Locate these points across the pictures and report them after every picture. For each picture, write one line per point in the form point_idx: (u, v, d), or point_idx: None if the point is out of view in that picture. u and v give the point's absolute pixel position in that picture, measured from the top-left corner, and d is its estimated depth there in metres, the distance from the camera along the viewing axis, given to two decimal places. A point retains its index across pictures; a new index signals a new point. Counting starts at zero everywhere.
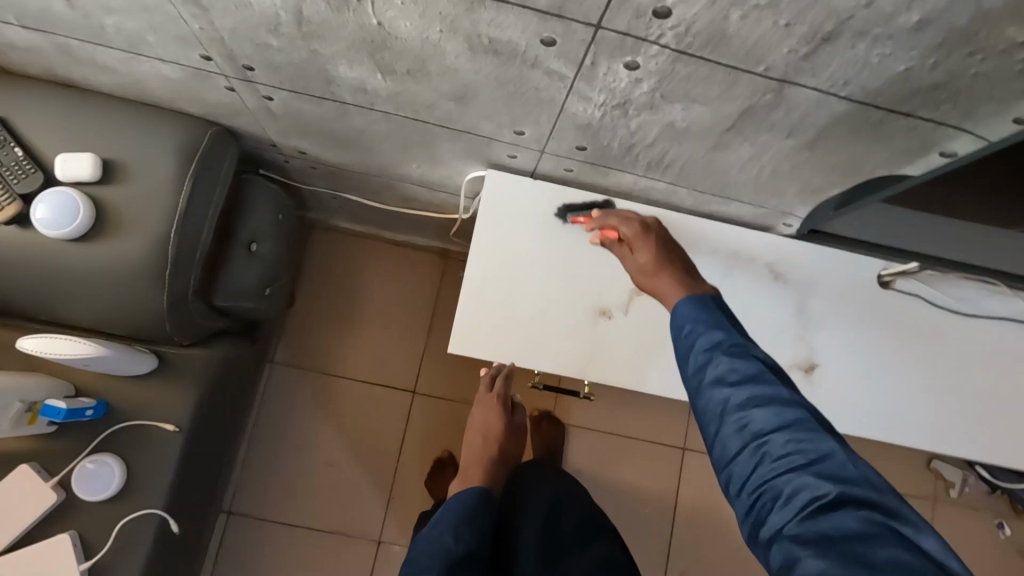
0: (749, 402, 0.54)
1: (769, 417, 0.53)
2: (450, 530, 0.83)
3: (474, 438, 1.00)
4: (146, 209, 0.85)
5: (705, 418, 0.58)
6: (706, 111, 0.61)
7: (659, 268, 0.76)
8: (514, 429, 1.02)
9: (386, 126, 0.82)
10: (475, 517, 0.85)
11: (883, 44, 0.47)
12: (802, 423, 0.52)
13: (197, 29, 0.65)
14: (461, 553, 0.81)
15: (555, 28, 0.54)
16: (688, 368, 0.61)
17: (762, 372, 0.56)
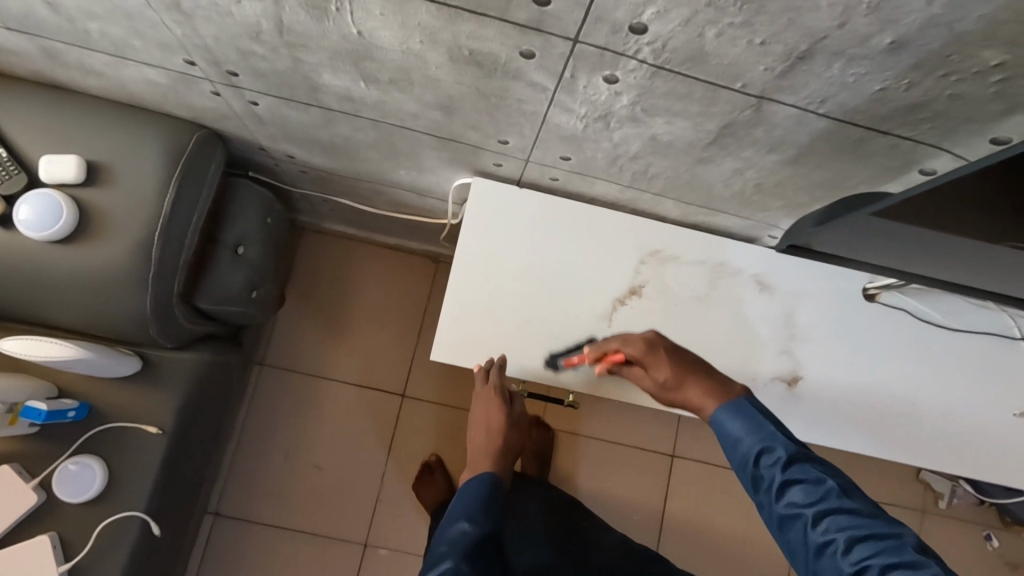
0: (831, 529, 0.53)
1: (859, 546, 0.51)
2: (465, 515, 0.79)
3: (475, 433, 0.90)
4: (131, 211, 0.85)
5: (787, 544, 0.56)
6: (687, 126, 0.61)
7: (682, 382, 0.69)
8: (516, 419, 0.92)
9: (372, 133, 0.82)
10: (489, 505, 0.81)
11: (859, 64, 0.47)
12: (888, 542, 0.51)
13: (180, 35, 0.65)
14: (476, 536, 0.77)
15: (534, 41, 0.53)
16: (752, 484, 0.59)
17: (830, 488, 0.54)
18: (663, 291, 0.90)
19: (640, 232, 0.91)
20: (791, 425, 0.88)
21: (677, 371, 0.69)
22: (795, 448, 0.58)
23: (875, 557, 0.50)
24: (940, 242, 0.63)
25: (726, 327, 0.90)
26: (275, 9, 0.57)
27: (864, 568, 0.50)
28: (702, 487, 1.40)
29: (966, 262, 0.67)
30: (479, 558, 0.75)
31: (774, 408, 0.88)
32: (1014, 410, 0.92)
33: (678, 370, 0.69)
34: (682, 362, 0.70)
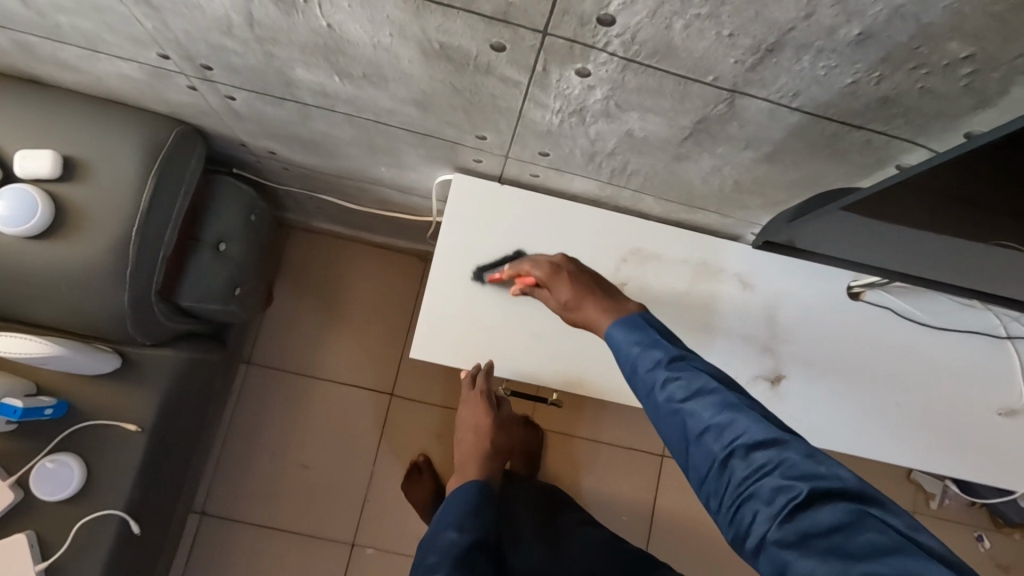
0: (705, 417, 0.53)
1: (728, 430, 0.52)
2: (454, 525, 0.82)
3: (464, 435, 0.97)
4: (108, 207, 0.84)
5: (670, 439, 0.57)
6: (661, 122, 0.61)
7: (580, 302, 0.71)
8: (503, 421, 0.99)
9: (350, 130, 0.81)
10: (477, 512, 0.84)
11: (827, 57, 0.46)
12: (756, 424, 0.51)
13: (151, 28, 0.64)
14: (467, 543, 0.79)
15: (503, 34, 0.53)
16: (638, 387, 0.60)
17: (706, 381, 0.55)
18: (645, 290, 0.89)
19: (622, 230, 0.91)
20: None
21: (580, 291, 0.72)
22: (678, 350, 0.59)
23: (742, 437, 0.51)
24: (916, 236, 0.63)
25: (709, 325, 0.89)
26: (243, 2, 0.56)
27: (732, 449, 0.51)
28: (690, 488, 1.39)
29: (944, 258, 0.66)
30: (467, 564, 0.77)
31: None
32: (999, 409, 0.91)
33: (582, 292, 0.72)
34: (586, 285, 0.73)
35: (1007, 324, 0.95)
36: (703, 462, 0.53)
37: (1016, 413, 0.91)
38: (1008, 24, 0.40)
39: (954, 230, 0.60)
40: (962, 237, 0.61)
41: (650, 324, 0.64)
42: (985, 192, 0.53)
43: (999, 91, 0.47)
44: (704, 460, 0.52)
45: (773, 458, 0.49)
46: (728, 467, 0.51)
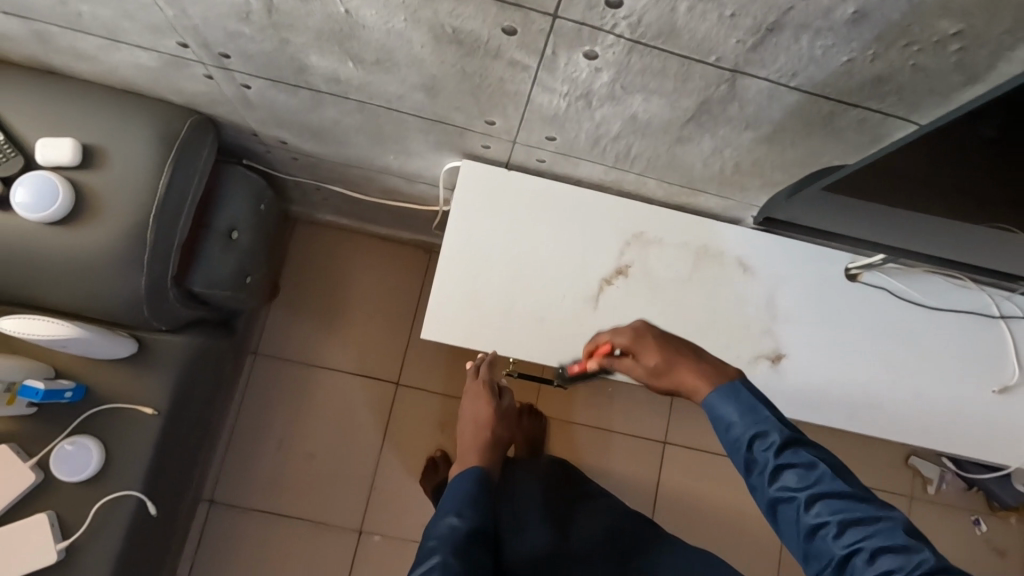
0: (825, 513, 0.54)
1: (851, 530, 0.53)
2: (452, 513, 0.80)
3: (465, 427, 0.97)
4: (126, 194, 0.86)
5: (781, 525, 0.58)
6: (665, 104, 0.63)
7: (672, 366, 0.68)
8: (504, 413, 0.99)
9: (361, 117, 0.84)
10: (478, 501, 0.83)
11: (823, 37, 0.49)
12: (881, 526, 0.53)
13: (172, 16, 0.67)
14: (466, 530, 0.78)
15: (514, 17, 0.55)
16: (744, 466, 0.60)
17: (823, 471, 0.56)
18: (647, 273, 0.92)
19: (624, 215, 0.93)
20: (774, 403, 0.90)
21: (671, 356, 0.68)
22: (788, 432, 0.59)
23: (868, 541, 0.52)
24: (906, 211, 0.66)
25: (710, 308, 0.92)
26: None
27: (855, 550, 0.53)
28: (693, 472, 1.41)
29: (938, 233, 0.69)
30: (467, 551, 0.76)
31: (758, 386, 0.90)
32: (993, 386, 0.94)
33: (675, 353, 0.68)
34: (677, 345, 0.69)
35: (1000, 303, 0.98)
36: (822, 557, 0.54)
37: (1010, 390, 0.94)
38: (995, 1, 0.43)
39: (942, 203, 0.64)
40: (949, 209, 0.65)
41: (749, 395, 0.62)
42: (970, 167, 0.57)
43: (987, 67, 0.49)
44: (823, 556, 0.54)
45: (900, 567, 0.51)
46: (850, 566, 0.53)
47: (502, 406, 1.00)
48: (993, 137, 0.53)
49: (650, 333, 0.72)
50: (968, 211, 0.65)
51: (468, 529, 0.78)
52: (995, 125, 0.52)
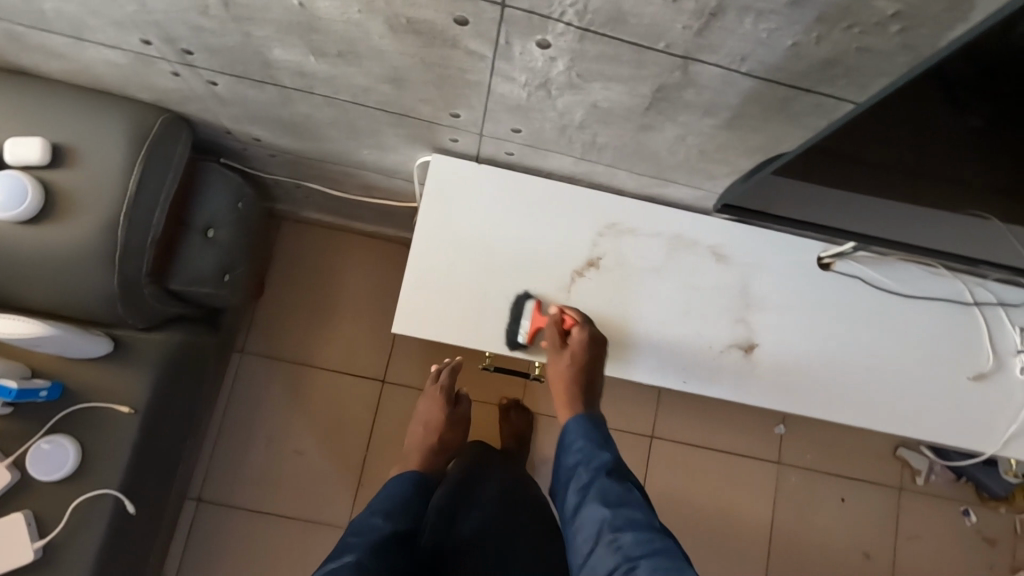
0: (621, 527, 0.73)
1: (634, 543, 0.71)
2: (375, 515, 0.86)
3: (416, 428, 1.03)
4: (95, 192, 0.87)
5: (586, 537, 0.75)
6: (623, 91, 0.63)
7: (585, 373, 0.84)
8: (456, 420, 1.04)
9: (330, 111, 0.84)
10: (408, 504, 0.89)
11: (767, 19, 0.49)
12: (659, 549, 0.71)
13: (132, 11, 0.67)
14: (388, 531, 0.83)
15: (464, 7, 0.56)
16: (577, 479, 0.80)
17: (630, 497, 0.76)
18: (621, 263, 0.92)
19: (596, 205, 0.93)
20: (747, 393, 0.90)
21: (581, 375, 0.84)
22: (617, 462, 0.80)
23: (643, 553, 0.70)
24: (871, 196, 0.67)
25: (683, 299, 0.92)
26: None
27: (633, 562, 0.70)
28: None
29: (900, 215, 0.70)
30: (384, 550, 0.81)
31: (730, 376, 0.91)
32: (968, 373, 0.94)
33: (581, 376, 0.85)
34: (586, 372, 0.85)
35: (973, 290, 0.98)
36: (605, 563, 0.71)
37: (985, 376, 0.95)
38: None
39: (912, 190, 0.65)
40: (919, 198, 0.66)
41: (596, 434, 0.83)
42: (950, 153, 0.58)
43: (931, 46, 0.49)
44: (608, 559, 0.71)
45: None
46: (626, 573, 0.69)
47: (458, 411, 1.04)
48: (978, 126, 0.53)
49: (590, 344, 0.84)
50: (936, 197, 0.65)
51: (386, 532, 0.83)
52: (981, 115, 0.52)
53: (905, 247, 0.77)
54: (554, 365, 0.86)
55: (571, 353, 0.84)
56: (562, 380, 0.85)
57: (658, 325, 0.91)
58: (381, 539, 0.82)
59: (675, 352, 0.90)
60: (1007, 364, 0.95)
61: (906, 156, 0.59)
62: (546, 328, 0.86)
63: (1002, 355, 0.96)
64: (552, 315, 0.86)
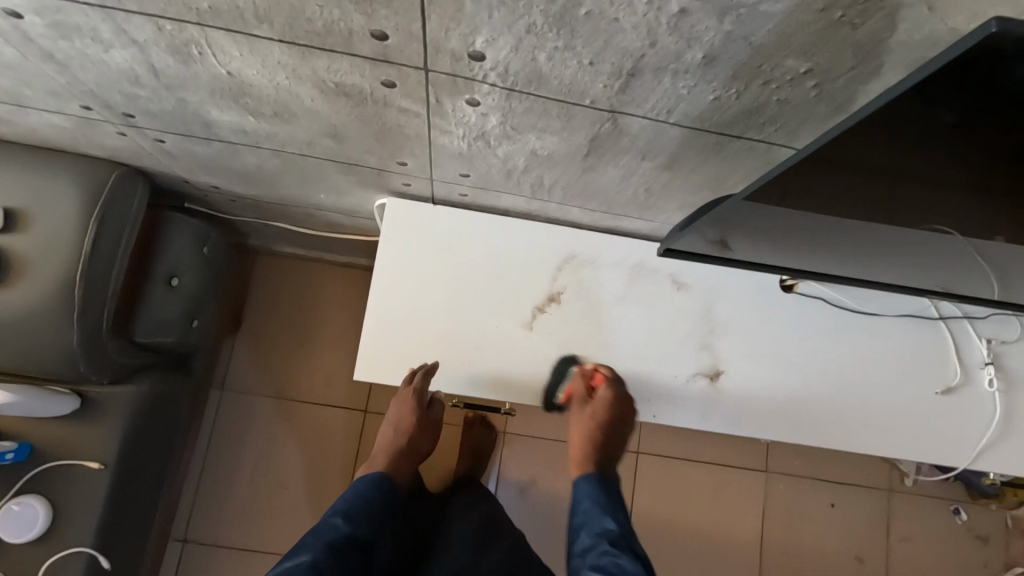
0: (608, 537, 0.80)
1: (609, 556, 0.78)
2: (333, 519, 0.83)
3: (386, 427, 0.96)
4: (50, 254, 0.87)
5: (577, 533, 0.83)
6: (558, 141, 0.63)
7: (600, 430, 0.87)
8: (429, 424, 0.97)
9: (279, 162, 0.84)
10: (368, 508, 0.87)
11: (683, 78, 0.48)
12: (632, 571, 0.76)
13: (66, 83, 0.67)
14: (345, 535, 0.82)
15: (388, 72, 0.55)
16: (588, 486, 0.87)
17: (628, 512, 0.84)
18: (581, 296, 0.92)
19: (555, 238, 0.93)
20: (714, 422, 0.90)
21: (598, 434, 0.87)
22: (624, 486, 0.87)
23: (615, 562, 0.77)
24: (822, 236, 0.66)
25: (647, 330, 0.92)
26: (142, 56, 0.58)
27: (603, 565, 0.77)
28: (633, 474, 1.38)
29: (851, 251, 0.69)
30: (341, 554, 0.80)
31: (696, 405, 0.90)
32: (935, 388, 0.94)
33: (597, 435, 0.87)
34: (607, 427, 0.87)
35: (938, 304, 0.98)
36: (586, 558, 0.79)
37: (952, 390, 0.94)
38: (829, 42, 0.42)
39: (869, 212, 0.55)
40: (875, 216, 0.55)
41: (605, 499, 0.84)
42: (937, 167, 0.43)
43: (846, 99, 0.49)
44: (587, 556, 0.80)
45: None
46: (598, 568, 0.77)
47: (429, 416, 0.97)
48: (955, 125, 0.38)
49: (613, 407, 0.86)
50: (897, 215, 0.54)
51: (344, 536, 0.81)
52: (956, 112, 0.37)
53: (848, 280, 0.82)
54: (576, 421, 0.89)
55: (594, 410, 0.87)
56: (582, 434, 0.88)
57: (622, 358, 0.91)
58: (337, 543, 0.80)
59: (641, 385, 0.90)
60: (974, 376, 0.95)
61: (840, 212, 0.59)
62: (574, 382, 0.89)
63: (969, 368, 0.95)
64: (584, 366, 0.89)
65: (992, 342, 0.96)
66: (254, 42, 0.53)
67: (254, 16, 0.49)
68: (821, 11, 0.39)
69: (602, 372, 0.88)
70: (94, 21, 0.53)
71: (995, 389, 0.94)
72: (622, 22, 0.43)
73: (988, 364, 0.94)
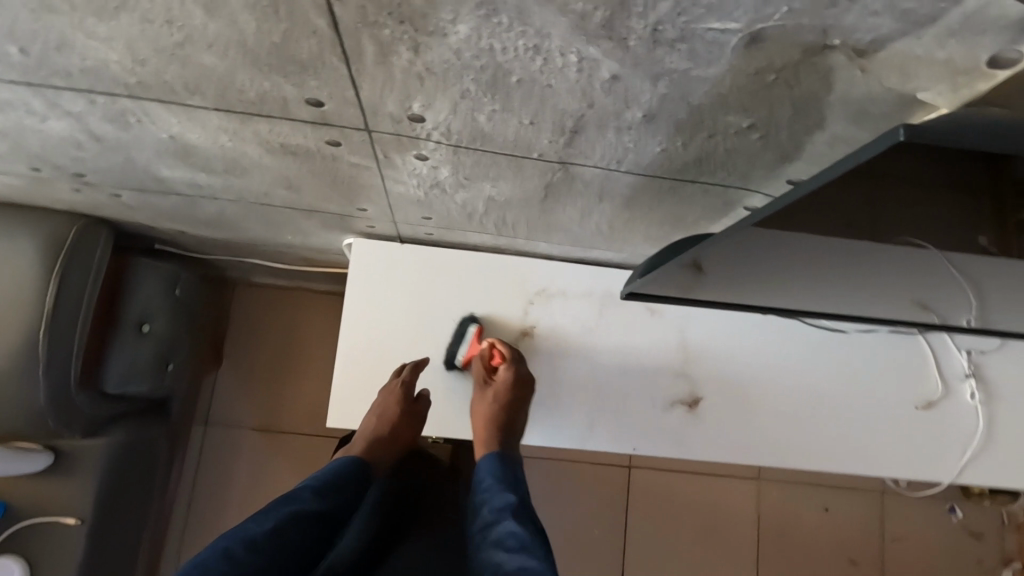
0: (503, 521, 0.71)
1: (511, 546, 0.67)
2: (302, 490, 0.72)
3: (369, 412, 0.85)
4: (10, 314, 0.85)
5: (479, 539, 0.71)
6: (513, 187, 0.62)
7: (504, 409, 0.83)
8: (416, 419, 0.85)
9: (241, 210, 0.82)
10: (344, 486, 0.76)
11: (626, 133, 0.47)
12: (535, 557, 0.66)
13: (10, 148, 0.65)
14: (315, 510, 0.71)
15: (331, 133, 0.54)
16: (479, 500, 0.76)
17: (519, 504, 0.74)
18: (554, 329, 0.91)
19: (526, 271, 0.92)
20: (694, 450, 0.89)
21: (501, 415, 0.82)
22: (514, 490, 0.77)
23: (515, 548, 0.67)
24: (790, 270, 0.65)
25: (622, 360, 0.91)
26: (80, 124, 0.57)
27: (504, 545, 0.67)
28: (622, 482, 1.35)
29: (819, 281, 0.68)
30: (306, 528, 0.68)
31: (675, 433, 0.89)
32: (916, 403, 0.94)
33: (500, 417, 0.82)
34: (510, 408, 0.83)
35: None
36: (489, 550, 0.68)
37: (933, 405, 0.94)
38: (767, 100, 0.41)
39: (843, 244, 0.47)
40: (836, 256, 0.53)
41: (509, 477, 0.78)
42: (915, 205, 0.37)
43: (795, 148, 0.47)
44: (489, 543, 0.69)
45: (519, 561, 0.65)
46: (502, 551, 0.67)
47: (415, 408, 0.85)
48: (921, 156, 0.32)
49: (514, 384, 0.84)
50: (876, 227, 0.41)
51: (311, 510, 0.70)
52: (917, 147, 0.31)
53: (814, 313, 0.82)
54: (477, 402, 0.85)
55: (493, 389, 0.84)
56: (485, 414, 0.83)
57: (598, 388, 0.90)
58: (302, 516, 0.69)
59: (620, 417, 0.89)
60: (956, 389, 0.94)
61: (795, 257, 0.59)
62: (477, 362, 0.87)
63: (950, 380, 0.95)
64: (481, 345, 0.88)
65: (972, 352, 0.95)
66: (190, 110, 0.52)
67: (185, 89, 0.48)
68: (755, 74, 0.38)
69: (503, 347, 0.87)
70: (25, 97, 0.52)
71: (976, 401, 0.94)
72: (556, 87, 0.42)
73: (969, 377, 0.94)
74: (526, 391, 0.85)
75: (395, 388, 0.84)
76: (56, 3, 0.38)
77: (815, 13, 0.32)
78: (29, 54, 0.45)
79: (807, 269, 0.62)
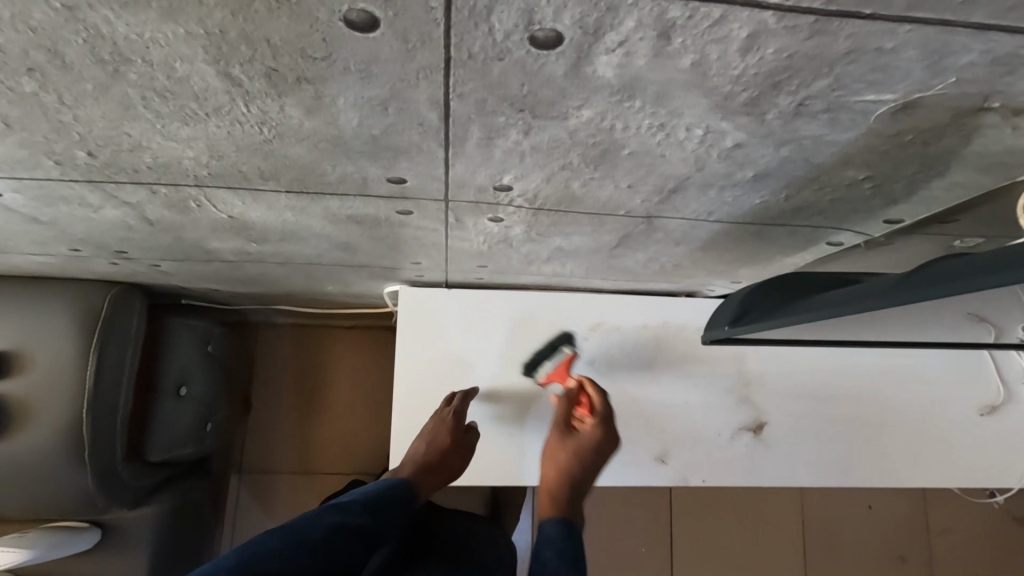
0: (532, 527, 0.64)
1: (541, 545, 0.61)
2: (350, 501, 0.59)
3: (417, 443, 0.78)
4: (51, 396, 0.82)
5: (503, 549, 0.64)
6: (587, 239, 0.60)
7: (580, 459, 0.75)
8: (468, 449, 0.79)
9: (284, 269, 0.79)
10: (388, 502, 0.62)
11: (729, 191, 0.45)
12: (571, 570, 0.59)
13: (51, 234, 0.62)
14: (359, 526, 0.56)
15: (405, 204, 0.51)
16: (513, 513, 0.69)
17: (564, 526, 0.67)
18: (611, 364, 0.88)
19: (576, 306, 0.90)
20: (763, 477, 0.87)
21: (575, 468, 0.74)
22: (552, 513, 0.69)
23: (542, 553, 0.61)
24: (876, 331, 0.62)
25: (680, 392, 0.89)
26: (136, 211, 0.54)
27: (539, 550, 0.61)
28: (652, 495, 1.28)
29: (905, 332, 0.65)
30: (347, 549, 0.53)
31: (741, 461, 0.87)
32: (979, 409, 0.92)
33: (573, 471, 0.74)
34: (589, 466, 0.75)
35: None
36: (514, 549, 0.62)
37: (996, 410, 0.92)
38: (894, 158, 0.39)
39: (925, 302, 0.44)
40: (939, 310, 0.52)
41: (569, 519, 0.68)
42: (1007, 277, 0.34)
43: (905, 193, 0.45)
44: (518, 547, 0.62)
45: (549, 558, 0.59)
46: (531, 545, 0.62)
47: (466, 440, 0.79)
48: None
49: (598, 441, 0.77)
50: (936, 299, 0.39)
51: (355, 523, 0.56)
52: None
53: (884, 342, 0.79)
54: (552, 446, 0.77)
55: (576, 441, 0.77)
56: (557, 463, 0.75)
57: (660, 420, 0.87)
58: (343, 529, 0.55)
59: (684, 446, 0.87)
60: (1017, 392, 0.93)
61: (892, 320, 0.56)
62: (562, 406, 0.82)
63: (1011, 385, 0.93)
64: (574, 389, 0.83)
65: None
66: (258, 194, 0.49)
67: (259, 177, 0.45)
68: (893, 136, 0.36)
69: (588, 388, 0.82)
70: (82, 192, 0.49)
71: None
72: (669, 156, 0.39)
73: None
74: (602, 450, 0.77)
75: (448, 416, 0.79)
76: (142, 112, 0.35)
77: (985, 82, 0.30)
78: (98, 156, 0.42)
79: (897, 325, 0.60)
